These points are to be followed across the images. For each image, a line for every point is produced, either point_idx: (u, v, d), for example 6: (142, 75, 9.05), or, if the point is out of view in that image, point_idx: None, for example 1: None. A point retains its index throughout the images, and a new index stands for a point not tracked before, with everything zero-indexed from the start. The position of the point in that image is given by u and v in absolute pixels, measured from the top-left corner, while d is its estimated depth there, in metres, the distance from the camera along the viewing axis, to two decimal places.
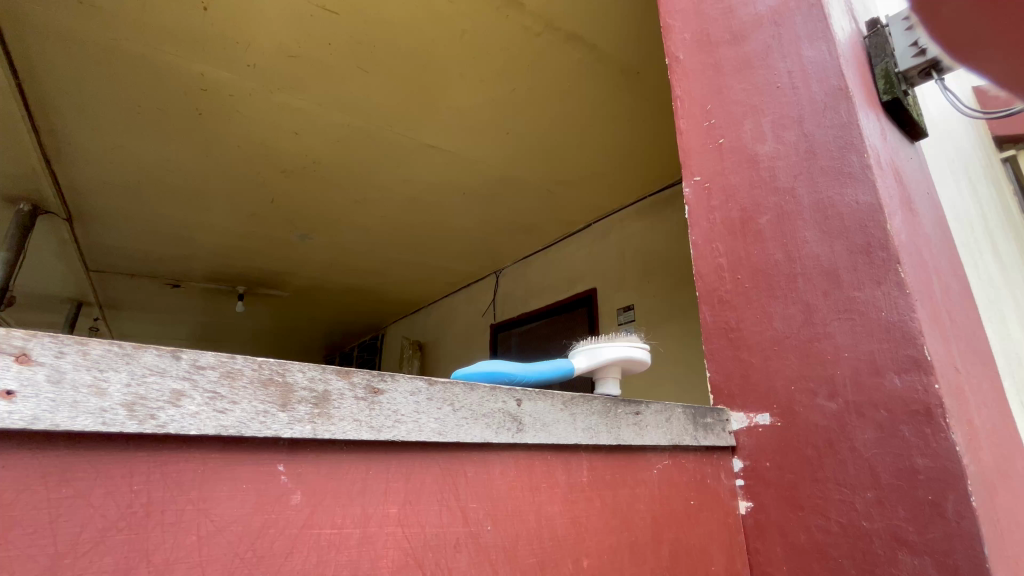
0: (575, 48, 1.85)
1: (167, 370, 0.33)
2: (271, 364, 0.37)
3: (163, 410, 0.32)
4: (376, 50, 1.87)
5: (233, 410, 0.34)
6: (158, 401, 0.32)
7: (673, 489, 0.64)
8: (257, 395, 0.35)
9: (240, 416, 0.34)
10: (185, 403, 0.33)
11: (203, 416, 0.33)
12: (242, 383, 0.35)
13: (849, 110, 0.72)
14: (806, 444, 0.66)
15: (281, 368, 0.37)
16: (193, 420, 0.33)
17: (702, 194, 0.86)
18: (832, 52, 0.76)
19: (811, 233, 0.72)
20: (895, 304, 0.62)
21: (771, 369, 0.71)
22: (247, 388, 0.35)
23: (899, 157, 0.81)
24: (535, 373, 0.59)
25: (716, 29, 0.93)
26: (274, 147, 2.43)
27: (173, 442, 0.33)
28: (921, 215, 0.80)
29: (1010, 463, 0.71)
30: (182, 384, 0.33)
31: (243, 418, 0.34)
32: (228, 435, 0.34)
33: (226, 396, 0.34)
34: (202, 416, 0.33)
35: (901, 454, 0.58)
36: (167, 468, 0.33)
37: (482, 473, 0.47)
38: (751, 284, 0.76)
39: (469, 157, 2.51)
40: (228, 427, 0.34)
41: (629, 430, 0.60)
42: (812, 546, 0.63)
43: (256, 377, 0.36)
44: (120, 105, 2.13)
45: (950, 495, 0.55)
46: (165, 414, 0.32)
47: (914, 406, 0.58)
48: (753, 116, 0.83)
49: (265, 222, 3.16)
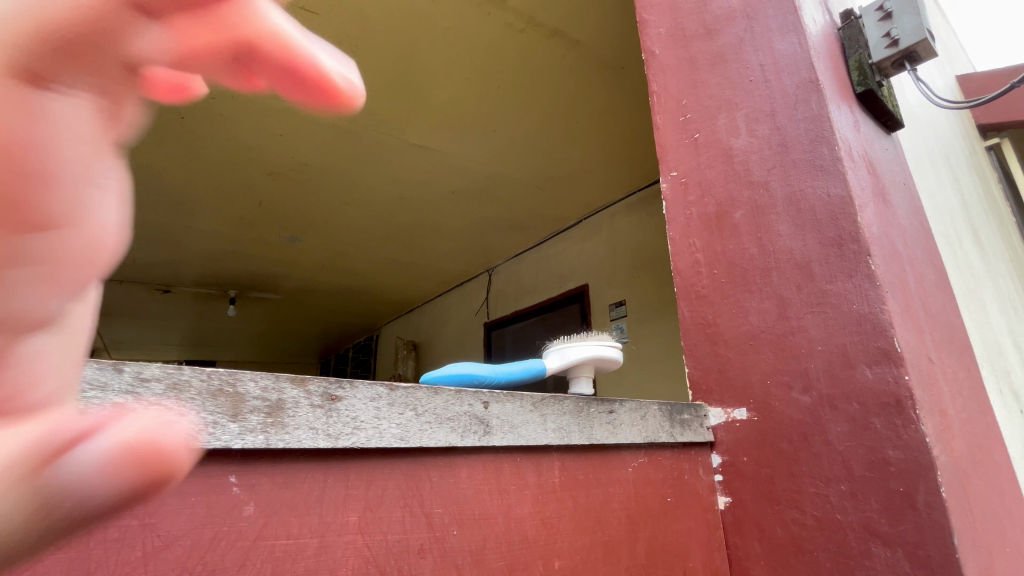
0: (558, 44, 1.84)
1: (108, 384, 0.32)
2: (221, 374, 0.36)
3: None
4: (359, 49, 1.86)
5: None
6: None
7: (650, 486, 0.64)
8: (206, 405, 0.35)
9: None
10: None
11: None
12: (190, 395, 0.34)
13: (820, 103, 0.72)
14: (781, 438, 0.66)
15: (232, 378, 0.37)
16: None
17: (678, 189, 0.86)
18: (803, 44, 0.76)
19: (784, 226, 0.71)
20: (866, 296, 0.62)
21: (747, 364, 0.71)
22: (194, 400, 0.34)
23: (872, 148, 0.81)
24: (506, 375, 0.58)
25: (690, 23, 0.92)
26: (260, 149, 2.41)
27: None
28: (895, 205, 0.80)
29: (984, 451, 0.72)
30: (124, 397, 0.32)
31: (191, 431, 0.34)
32: None
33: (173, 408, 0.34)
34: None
35: (873, 446, 0.58)
36: None
37: (447, 477, 0.46)
38: (727, 279, 0.76)
39: (458, 156, 2.49)
40: None
41: (603, 429, 0.59)
42: (788, 540, 0.63)
43: (206, 388, 0.35)
44: (102, 110, 2.10)
45: (920, 486, 0.55)
46: None
47: (885, 398, 0.58)
48: (727, 111, 0.83)
49: (255, 225, 3.14)
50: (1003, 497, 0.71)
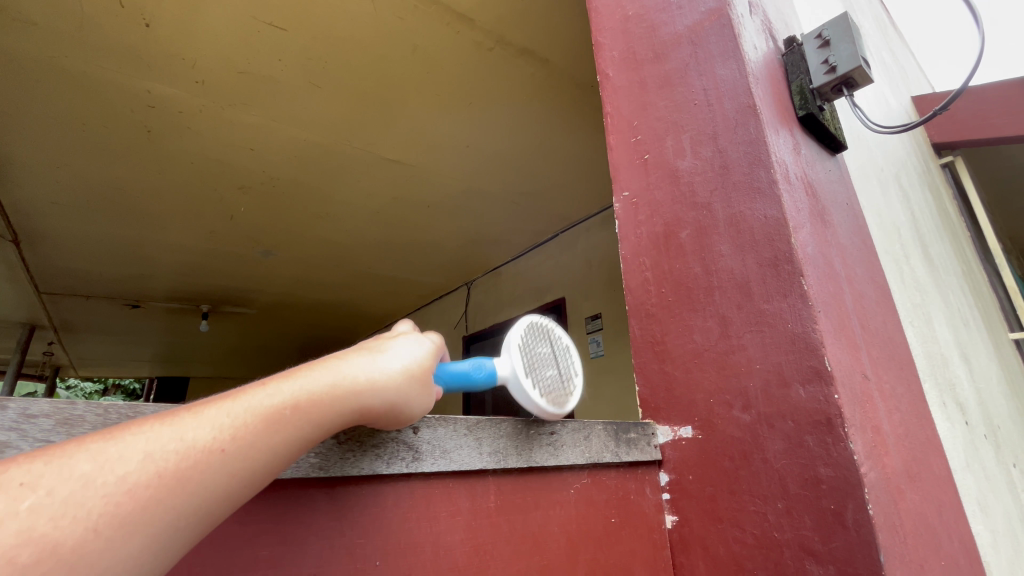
0: (528, 62, 1.87)
1: None
2: (120, 409, 0.39)
3: None
4: (328, 65, 1.86)
5: None
6: None
7: (592, 508, 0.64)
8: None
9: None
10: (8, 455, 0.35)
11: None
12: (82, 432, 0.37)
13: (757, 127, 0.74)
14: (723, 456, 0.67)
15: (132, 412, 0.40)
16: None
17: (629, 209, 0.87)
18: (741, 70, 0.78)
19: (726, 246, 0.73)
20: (799, 315, 0.63)
21: (691, 382, 0.72)
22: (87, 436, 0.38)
23: (813, 170, 0.83)
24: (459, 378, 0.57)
25: (641, 47, 0.95)
26: (230, 164, 2.38)
27: None
28: (835, 225, 0.82)
29: (922, 464, 0.74)
30: (6, 435, 0.35)
31: None
32: None
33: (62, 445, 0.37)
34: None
35: (807, 464, 0.59)
36: None
37: (371, 505, 0.47)
38: (674, 297, 0.77)
39: (431, 170, 2.49)
40: None
41: (542, 451, 0.60)
42: (730, 559, 0.64)
43: (100, 423, 0.38)
44: (62, 124, 2.05)
45: (850, 504, 0.56)
46: None
47: (817, 416, 0.59)
48: (674, 133, 0.84)
49: (226, 239, 3.08)
50: (940, 511, 0.72)
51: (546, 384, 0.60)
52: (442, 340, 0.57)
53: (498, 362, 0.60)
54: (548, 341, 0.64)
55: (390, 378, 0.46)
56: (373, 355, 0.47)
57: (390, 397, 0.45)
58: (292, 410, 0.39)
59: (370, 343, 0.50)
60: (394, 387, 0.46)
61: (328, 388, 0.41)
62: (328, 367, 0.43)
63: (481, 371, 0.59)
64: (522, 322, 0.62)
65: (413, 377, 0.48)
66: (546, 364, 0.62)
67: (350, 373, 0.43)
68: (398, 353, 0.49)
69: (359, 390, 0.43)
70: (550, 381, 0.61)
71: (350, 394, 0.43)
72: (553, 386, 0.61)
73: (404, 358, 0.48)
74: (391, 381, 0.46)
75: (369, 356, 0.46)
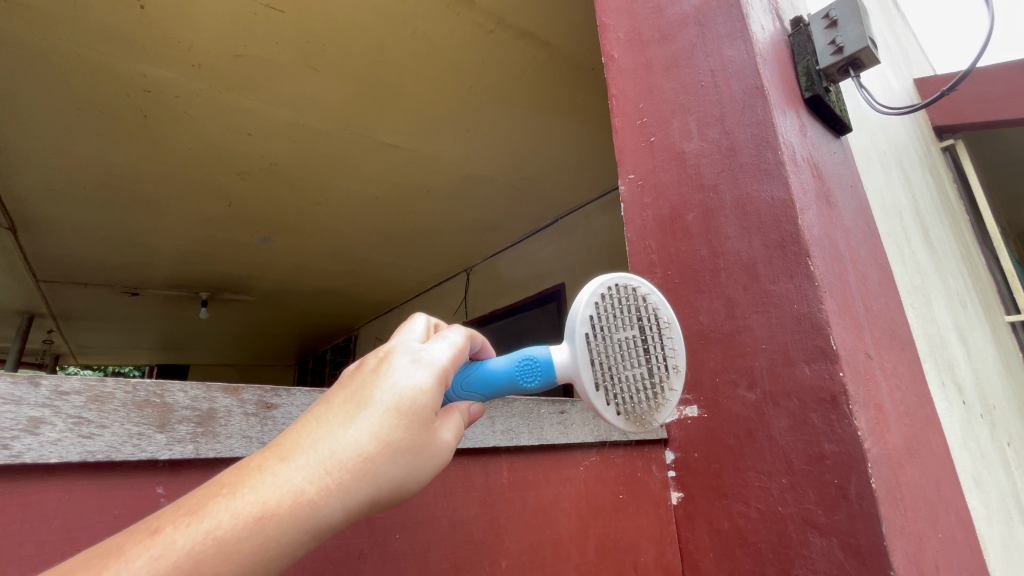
0: (529, 44, 1.84)
1: (24, 398, 0.37)
2: (147, 386, 0.42)
3: (18, 439, 0.36)
4: (325, 49, 1.83)
5: (101, 435, 0.39)
6: (13, 430, 0.36)
7: (600, 485, 0.68)
8: (131, 418, 0.41)
9: (109, 441, 0.39)
10: (43, 430, 0.37)
11: (64, 443, 0.38)
12: (112, 408, 0.40)
13: (765, 108, 0.74)
14: (728, 434, 0.68)
15: (159, 390, 0.43)
16: (53, 447, 0.37)
17: (635, 191, 0.87)
18: (749, 51, 0.78)
19: (732, 228, 0.73)
20: (805, 296, 0.64)
21: (697, 362, 0.73)
22: (117, 411, 0.40)
23: (819, 152, 0.83)
24: (498, 380, 0.51)
25: (647, 28, 0.94)
26: (228, 149, 2.36)
27: (33, 472, 0.38)
28: (840, 207, 0.83)
29: (922, 442, 0.75)
30: (40, 411, 0.37)
31: (114, 442, 0.40)
32: (95, 459, 0.39)
33: (94, 421, 0.39)
34: (64, 442, 0.38)
35: (811, 440, 0.61)
36: (25, 498, 0.37)
37: None
38: (681, 279, 0.78)
39: (429, 155, 2.47)
40: (94, 453, 0.39)
41: (553, 429, 0.63)
42: (734, 532, 0.66)
43: (129, 400, 0.41)
44: (57, 109, 2.02)
45: (853, 478, 0.57)
46: (19, 444, 0.36)
47: (822, 394, 0.61)
48: (680, 115, 0.84)
49: (225, 225, 3.07)
50: (938, 485, 0.74)
51: (622, 386, 0.52)
52: (459, 345, 0.43)
53: (555, 351, 0.53)
54: (632, 323, 0.53)
55: (352, 467, 0.34)
56: (327, 434, 0.34)
57: (356, 495, 0.34)
58: (201, 564, 0.29)
59: (336, 394, 0.37)
60: (359, 477, 0.34)
61: (251, 524, 0.31)
62: (261, 476, 0.32)
63: (528, 371, 0.52)
64: (595, 296, 0.52)
65: (391, 462, 0.35)
66: (626, 359, 0.53)
67: (287, 487, 0.32)
68: (367, 417, 0.35)
69: (305, 503, 0.32)
70: (630, 382, 0.53)
71: (287, 521, 0.32)
72: (634, 387, 0.53)
73: (376, 424, 0.35)
74: (352, 472, 0.34)
75: (320, 447, 0.34)
